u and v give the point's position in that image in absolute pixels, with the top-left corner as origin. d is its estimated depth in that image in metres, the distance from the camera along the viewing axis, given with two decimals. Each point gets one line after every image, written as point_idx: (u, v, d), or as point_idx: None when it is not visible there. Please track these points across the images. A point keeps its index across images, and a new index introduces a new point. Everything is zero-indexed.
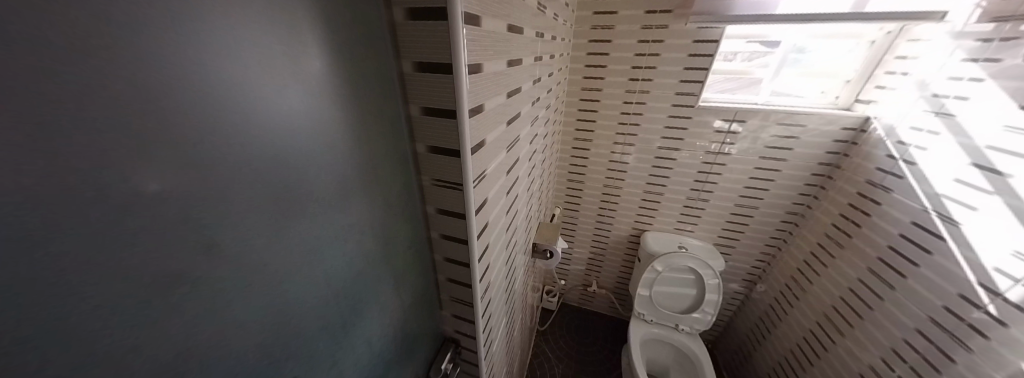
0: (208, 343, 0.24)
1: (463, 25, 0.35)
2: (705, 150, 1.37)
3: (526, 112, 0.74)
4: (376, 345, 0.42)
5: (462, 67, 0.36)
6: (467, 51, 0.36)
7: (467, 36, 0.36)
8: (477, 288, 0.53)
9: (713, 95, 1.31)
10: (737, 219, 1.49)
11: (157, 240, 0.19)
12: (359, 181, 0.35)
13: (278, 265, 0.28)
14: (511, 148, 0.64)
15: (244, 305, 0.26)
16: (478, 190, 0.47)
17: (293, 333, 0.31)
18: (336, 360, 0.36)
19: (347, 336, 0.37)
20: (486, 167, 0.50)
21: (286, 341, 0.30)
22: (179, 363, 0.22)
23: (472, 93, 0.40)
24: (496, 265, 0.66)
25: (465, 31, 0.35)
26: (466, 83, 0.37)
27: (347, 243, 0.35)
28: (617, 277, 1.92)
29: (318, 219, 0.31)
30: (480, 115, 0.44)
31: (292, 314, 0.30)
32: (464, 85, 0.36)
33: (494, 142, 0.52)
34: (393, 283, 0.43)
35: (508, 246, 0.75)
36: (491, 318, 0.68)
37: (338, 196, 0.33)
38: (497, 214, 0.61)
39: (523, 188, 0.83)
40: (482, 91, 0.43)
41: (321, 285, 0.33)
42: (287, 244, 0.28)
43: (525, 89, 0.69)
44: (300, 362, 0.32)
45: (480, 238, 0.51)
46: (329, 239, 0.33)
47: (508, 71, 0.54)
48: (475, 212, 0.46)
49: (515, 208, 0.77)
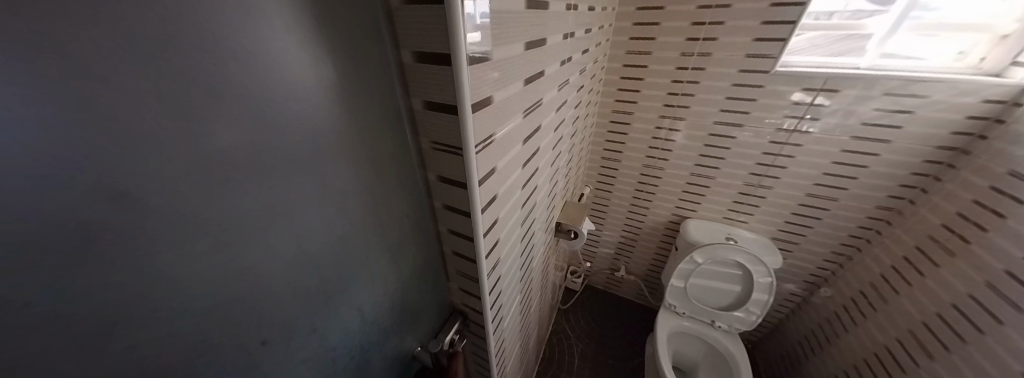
0: (142, 302, 0.22)
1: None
2: (776, 127, 1.15)
3: (555, 76, 0.65)
4: (367, 314, 0.40)
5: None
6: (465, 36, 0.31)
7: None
8: (482, 265, 0.49)
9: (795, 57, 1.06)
10: (804, 211, 1.28)
11: (40, 179, 0.16)
12: (342, 146, 0.32)
13: (243, 226, 0.26)
14: (534, 113, 0.57)
15: (190, 264, 0.23)
16: (484, 157, 0.41)
17: (260, 297, 0.29)
18: (317, 326, 0.34)
19: (331, 309, 0.35)
20: (499, 131, 0.43)
21: (253, 305, 0.28)
22: (109, 320, 0.20)
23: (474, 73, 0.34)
24: (509, 241, 0.61)
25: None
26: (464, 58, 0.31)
27: (326, 206, 0.32)
28: (650, 264, 1.80)
29: (289, 185, 0.28)
30: (489, 69, 0.37)
31: (263, 280, 0.28)
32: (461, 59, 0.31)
33: (509, 103, 0.45)
34: (389, 259, 0.41)
35: (525, 223, 0.70)
36: (502, 296, 0.65)
37: (313, 160, 0.30)
38: (512, 188, 0.55)
39: (547, 161, 0.76)
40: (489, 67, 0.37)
41: (291, 249, 0.30)
42: (252, 206, 0.26)
43: (554, 45, 0.59)
44: (272, 327, 0.30)
45: (486, 210, 0.46)
46: (306, 206, 0.30)
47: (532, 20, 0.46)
48: (478, 181, 0.41)
49: (536, 183, 0.71)
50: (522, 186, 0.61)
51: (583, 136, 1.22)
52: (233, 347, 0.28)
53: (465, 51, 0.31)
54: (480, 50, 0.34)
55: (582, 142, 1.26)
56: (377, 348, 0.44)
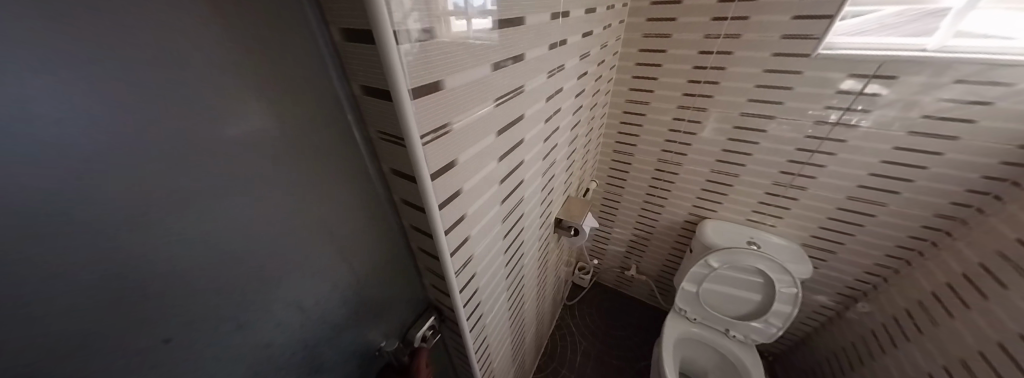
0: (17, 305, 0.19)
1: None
2: (815, 119, 1.01)
3: (545, 60, 0.59)
4: (309, 309, 0.39)
5: None
6: (449, 17, 0.33)
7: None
8: (446, 262, 0.47)
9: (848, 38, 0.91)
10: (843, 216, 1.13)
11: None
12: (269, 151, 0.29)
13: (158, 242, 0.24)
14: (513, 101, 0.52)
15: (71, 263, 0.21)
16: (436, 149, 0.37)
17: (163, 294, 0.26)
18: (246, 323, 0.32)
19: (270, 314, 0.34)
20: (457, 119, 0.39)
21: (154, 302, 0.26)
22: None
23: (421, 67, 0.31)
24: (487, 237, 0.58)
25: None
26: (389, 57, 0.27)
27: (248, 200, 0.29)
28: (663, 264, 1.70)
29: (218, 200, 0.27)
30: (437, 49, 0.33)
31: (182, 290, 0.27)
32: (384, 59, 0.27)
33: (473, 88, 0.40)
34: (342, 261, 0.40)
35: (509, 219, 0.66)
36: (480, 293, 0.63)
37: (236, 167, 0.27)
38: (486, 182, 0.51)
39: (537, 154, 0.71)
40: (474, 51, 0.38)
41: (203, 245, 0.27)
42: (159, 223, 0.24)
43: (540, 26, 0.53)
44: (182, 325, 0.28)
45: (447, 207, 0.43)
46: (230, 215, 0.28)
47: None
48: (431, 176, 0.37)
49: (522, 177, 0.67)
50: (501, 179, 0.57)
51: (591, 127, 1.14)
52: (130, 344, 0.25)
53: (392, 26, 0.27)
54: (420, 29, 0.30)
55: (591, 134, 1.19)
56: (327, 342, 0.42)
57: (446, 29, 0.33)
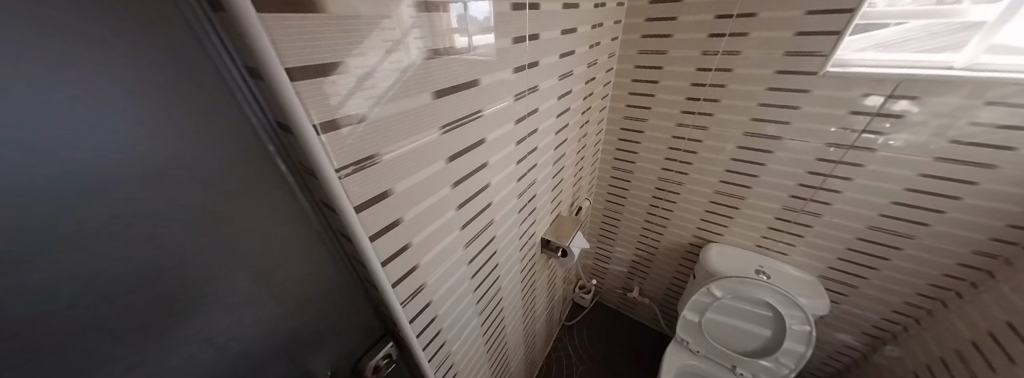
0: None
1: (413, 1, 0.36)
2: (826, 142, 0.93)
3: (511, 83, 0.58)
4: (225, 346, 0.37)
5: (246, 6, 0.22)
6: (453, 34, 0.42)
7: (417, 11, 0.36)
8: (389, 294, 0.45)
9: (869, 50, 0.83)
10: (865, 247, 1.02)
11: None
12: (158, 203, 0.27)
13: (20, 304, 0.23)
14: (466, 126, 0.50)
15: None
16: (360, 182, 0.36)
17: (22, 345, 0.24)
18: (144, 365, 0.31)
19: (162, 368, 0.32)
20: (388, 149, 0.38)
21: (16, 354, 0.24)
22: None
23: (420, 78, 0.39)
24: (444, 263, 0.56)
25: (412, 8, 0.36)
26: (387, 69, 0.35)
27: (139, 246, 0.27)
28: (667, 288, 1.61)
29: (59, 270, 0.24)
30: (362, 82, 0.33)
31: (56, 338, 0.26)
32: (379, 70, 0.34)
33: (414, 116, 0.40)
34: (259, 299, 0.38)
35: (475, 244, 0.64)
36: (441, 322, 0.60)
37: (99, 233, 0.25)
38: (436, 209, 0.50)
39: (509, 176, 0.68)
40: (475, 61, 0.47)
41: (77, 294, 0.25)
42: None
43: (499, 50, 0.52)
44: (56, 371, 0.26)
45: (382, 237, 0.41)
46: (109, 277, 0.26)
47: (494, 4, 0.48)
48: (356, 208, 0.36)
49: (491, 199, 0.65)
50: (459, 205, 0.55)
51: (582, 146, 1.10)
52: None
53: (281, 63, 0.26)
54: (332, 61, 0.30)
55: (584, 152, 1.15)
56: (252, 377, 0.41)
57: (451, 44, 0.42)
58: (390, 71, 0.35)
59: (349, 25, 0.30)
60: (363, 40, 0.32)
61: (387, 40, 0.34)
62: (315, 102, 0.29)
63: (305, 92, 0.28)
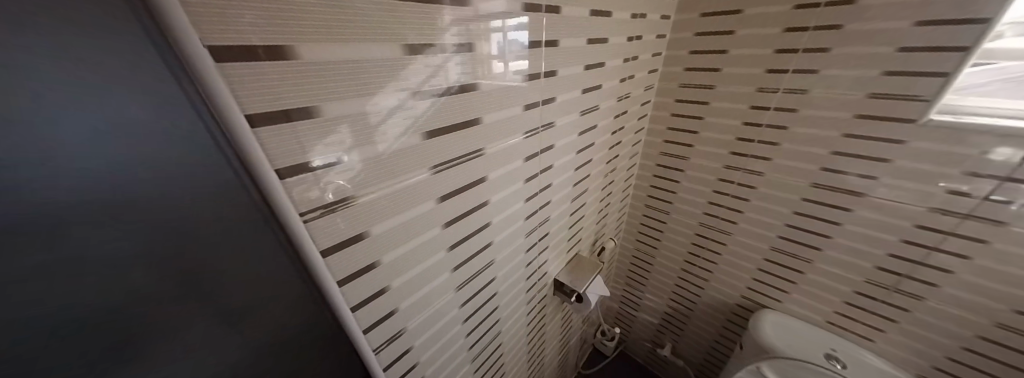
0: None
1: (456, 31, 0.40)
2: (928, 206, 0.73)
3: (521, 120, 0.55)
4: None
5: (206, 63, 0.22)
6: (491, 60, 0.45)
7: (459, 40, 0.40)
8: (359, 340, 0.42)
9: (997, 85, 0.63)
10: (990, 349, 0.77)
11: None
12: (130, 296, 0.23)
13: None
14: (460, 166, 0.47)
15: None
16: (329, 225, 0.34)
17: None
18: None
19: None
20: (365, 192, 0.36)
21: None
22: None
23: (456, 100, 0.43)
24: (429, 306, 0.52)
25: (455, 38, 0.39)
26: (427, 92, 0.39)
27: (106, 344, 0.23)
28: (706, 351, 1.39)
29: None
30: (378, 114, 0.35)
31: None
32: (418, 93, 0.38)
33: (408, 155, 0.40)
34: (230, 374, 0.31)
35: (470, 286, 0.59)
36: (424, 369, 0.56)
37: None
38: (421, 250, 0.47)
39: (514, 215, 0.63)
40: (509, 86, 0.50)
41: None
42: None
43: (509, 88, 0.50)
44: None
45: (351, 283, 0.39)
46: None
47: (530, 28, 0.49)
48: (322, 254, 0.34)
49: (490, 240, 0.60)
50: (451, 246, 0.52)
51: (609, 182, 1.01)
52: None
53: (240, 109, 0.25)
54: (337, 97, 0.31)
55: (608, 190, 1.05)
56: None
57: (489, 69, 0.46)
58: (430, 92, 0.39)
59: (398, 52, 0.34)
60: (408, 65, 0.36)
61: (431, 65, 0.38)
62: (342, 123, 0.32)
63: (346, 111, 0.32)
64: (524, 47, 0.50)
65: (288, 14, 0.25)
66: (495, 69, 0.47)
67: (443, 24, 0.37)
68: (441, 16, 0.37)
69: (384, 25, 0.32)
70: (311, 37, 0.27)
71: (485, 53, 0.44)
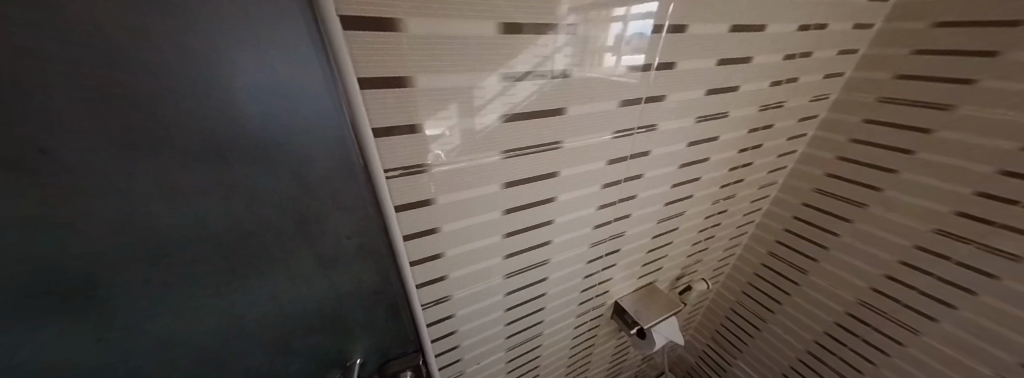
0: None
1: (574, 21, 0.37)
2: None
3: (612, 117, 0.48)
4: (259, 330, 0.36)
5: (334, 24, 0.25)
6: (604, 53, 0.41)
7: (573, 31, 0.37)
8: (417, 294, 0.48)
9: None
10: None
11: None
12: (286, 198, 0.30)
13: None
14: (532, 155, 0.45)
15: None
16: (409, 187, 0.39)
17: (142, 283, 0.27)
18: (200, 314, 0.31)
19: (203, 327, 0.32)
20: (438, 163, 0.39)
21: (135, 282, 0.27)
22: None
23: (555, 92, 0.41)
24: (475, 284, 0.54)
25: (569, 29, 0.37)
26: (531, 82, 0.39)
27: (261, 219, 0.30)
28: None
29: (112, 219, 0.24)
30: (485, 99, 0.37)
31: None
32: (523, 82, 0.38)
33: (496, 137, 0.41)
34: (309, 306, 0.37)
35: (519, 278, 0.58)
36: (461, 338, 0.59)
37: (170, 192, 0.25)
38: (477, 229, 0.48)
39: (581, 220, 0.58)
40: (617, 84, 0.45)
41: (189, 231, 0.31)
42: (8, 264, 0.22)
43: (609, 81, 0.44)
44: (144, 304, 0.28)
45: (413, 240, 0.43)
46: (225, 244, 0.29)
47: (658, 13, 0.41)
48: (395, 208, 0.39)
49: (548, 239, 0.57)
50: (507, 233, 0.51)
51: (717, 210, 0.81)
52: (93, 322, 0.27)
53: (354, 72, 0.28)
54: (435, 71, 0.32)
55: (711, 218, 0.85)
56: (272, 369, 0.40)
57: (600, 63, 0.42)
58: (531, 84, 0.39)
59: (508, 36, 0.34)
60: (518, 55, 0.36)
61: (538, 56, 0.37)
62: (426, 95, 0.33)
63: (434, 84, 0.33)
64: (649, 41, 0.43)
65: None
66: (606, 63, 0.42)
67: (561, 13, 0.35)
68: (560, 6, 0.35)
69: (499, 7, 0.32)
70: (423, 11, 0.29)
71: (600, 46, 0.40)
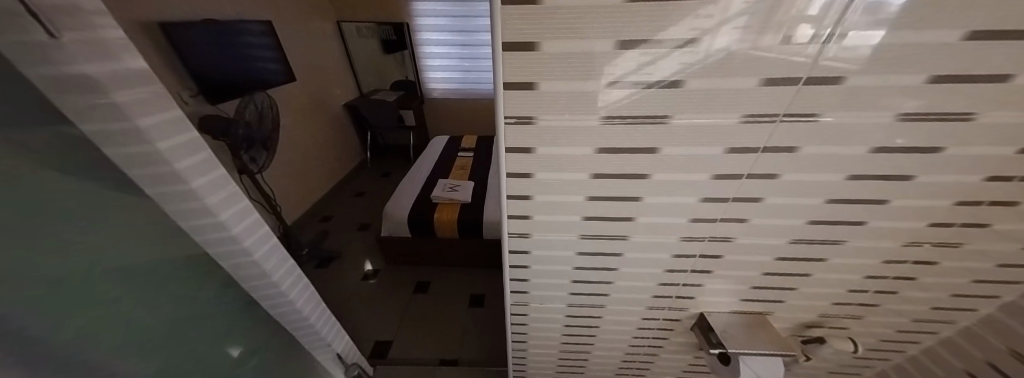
0: None
1: None
2: None
3: (746, 96, 0.42)
4: None
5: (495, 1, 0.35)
6: (800, 24, 0.35)
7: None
8: (505, 221, 0.60)
9: None
10: None
11: None
12: None
13: None
14: (636, 125, 0.46)
15: None
16: (517, 132, 0.48)
17: None
18: None
19: None
20: (545, 117, 0.46)
21: None
22: None
23: (708, 67, 0.39)
24: (553, 233, 0.61)
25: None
26: (677, 59, 0.39)
27: None
28: None
29: None
30: (609, 78, 0.41)
31: None
32: (666, 59, 0.39)
33: (615, 106, 0.44)
34: None
35: (593, 243, 0.61)
36: (531, 274, 0.70)
37: None
38: (563, 184, 0.54)
39: (676, 207, 0.54)
40: (781, 65, 0.38)
41: None
42: None
43: (772, 64, 0.38)
44: None
45: (514, 178, 0.54)
46: None
47: None
48: (506, 146, 0.50)
49: (632, 216, 0.56)
50: (591, 196, 0.55)
51: (903, 252, 0.58)
52: None
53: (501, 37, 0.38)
54: (567, 38, 0.38)
55: (894, 265, 0.60)
56: None
57: (787, 37, 0.36)
58: (676, 61, 0.39)
59: (660, 13, 0.35)
60: (671, 28, 0.36)
61: (696, 29, 0.36)
62: (550, 58, 0.40)
63: (561, 49, 0.39)
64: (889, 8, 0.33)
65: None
66: (798, 34, 0.36)
67: None
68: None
69: None
70: None
71: (797, 14, 0.34)
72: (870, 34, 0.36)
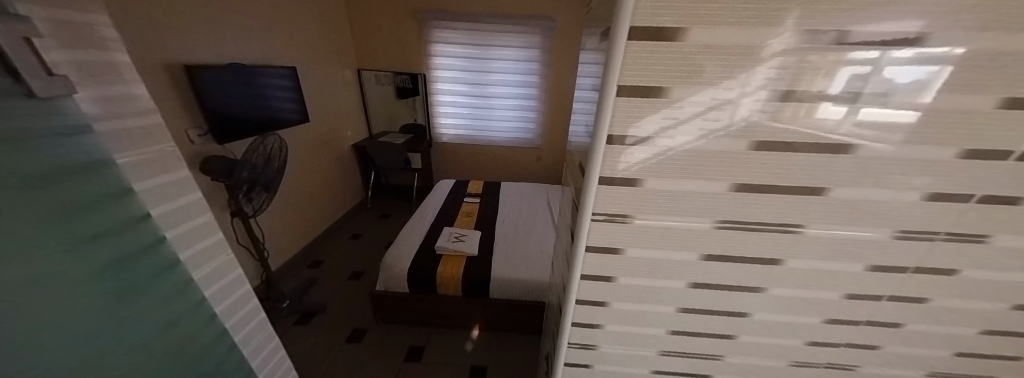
0: None
1: (779, 60, 0.28)
2: None
3: (902, 211, 0.34)
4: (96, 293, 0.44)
5: (611, 91, 0.30)
6: (826, 102, 0.29)
7: (774, 77, 0.28)
8: (567, 329, 0.48)
9: None
10: None
11: None
12: None
13: None
14: (758, 232, 0.37)
15: None
16: (606, 232, 0.39)
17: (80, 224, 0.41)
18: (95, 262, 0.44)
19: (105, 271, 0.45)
20: (646, 216, 0.37)
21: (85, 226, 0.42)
22: None
23: (735, 140, 0.32)
24: (627, 346, 0.48)
25: (768, 73, 0.28)
26: (694, 127, 0.31)
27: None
28: None
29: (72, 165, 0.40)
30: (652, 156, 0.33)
31: None
32: (682, 127, 0.31)
33: (734, 208, 0.36)
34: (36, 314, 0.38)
35: (677, 361, 0.49)
36: None
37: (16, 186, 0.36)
38: (653, 292, 0.43)
39: (790, 329, 0.43)
40: (949, 178, 0.32)
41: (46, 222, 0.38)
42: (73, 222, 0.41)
43: (943, 177, 0.32)
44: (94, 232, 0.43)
45: (590, 280, 0.43)
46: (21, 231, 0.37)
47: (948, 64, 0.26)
48: (588, 247, 0.40)
49: (733, 334, 0.45)
50: (684, 308, 0.44)
51: None
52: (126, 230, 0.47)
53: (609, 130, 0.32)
54: (684, 132, 0.32)
55: None
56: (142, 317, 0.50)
57: (813, 114, 0.30)
58: (696, 127, 0.31)
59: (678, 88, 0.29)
60: (682, 96, 0.30)
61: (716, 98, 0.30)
62: (664, 153, 0.33)
63: (679, 142, 0.32)
64: (927, 85, 0.27)
65: (701, 69, 0.28)
66: (824, 113, 0.30)
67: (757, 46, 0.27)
68: (764, 46, 0.27)
69: (678, 53, 0.28)
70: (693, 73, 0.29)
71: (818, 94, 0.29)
72: (905, 112, 0.29)
